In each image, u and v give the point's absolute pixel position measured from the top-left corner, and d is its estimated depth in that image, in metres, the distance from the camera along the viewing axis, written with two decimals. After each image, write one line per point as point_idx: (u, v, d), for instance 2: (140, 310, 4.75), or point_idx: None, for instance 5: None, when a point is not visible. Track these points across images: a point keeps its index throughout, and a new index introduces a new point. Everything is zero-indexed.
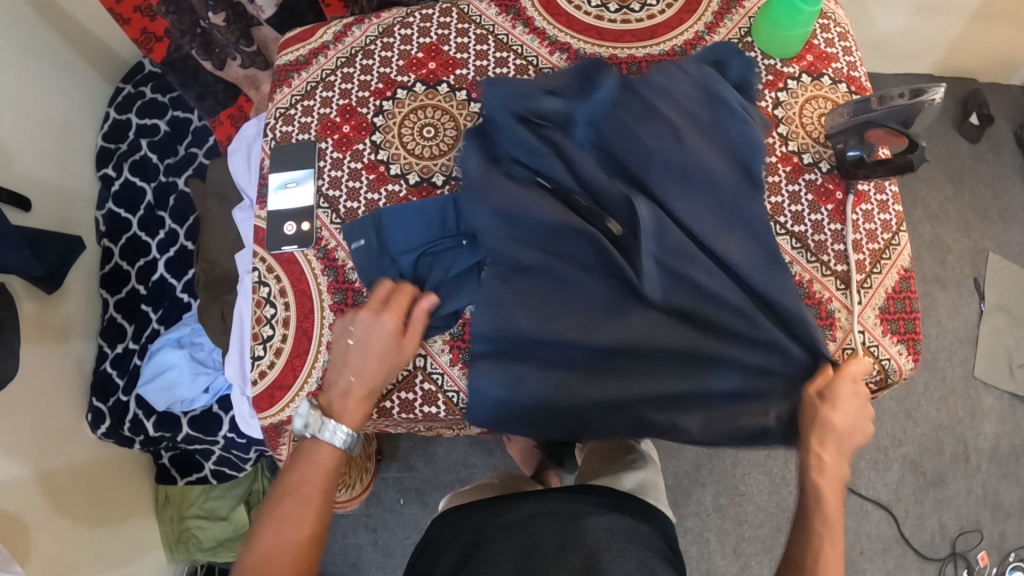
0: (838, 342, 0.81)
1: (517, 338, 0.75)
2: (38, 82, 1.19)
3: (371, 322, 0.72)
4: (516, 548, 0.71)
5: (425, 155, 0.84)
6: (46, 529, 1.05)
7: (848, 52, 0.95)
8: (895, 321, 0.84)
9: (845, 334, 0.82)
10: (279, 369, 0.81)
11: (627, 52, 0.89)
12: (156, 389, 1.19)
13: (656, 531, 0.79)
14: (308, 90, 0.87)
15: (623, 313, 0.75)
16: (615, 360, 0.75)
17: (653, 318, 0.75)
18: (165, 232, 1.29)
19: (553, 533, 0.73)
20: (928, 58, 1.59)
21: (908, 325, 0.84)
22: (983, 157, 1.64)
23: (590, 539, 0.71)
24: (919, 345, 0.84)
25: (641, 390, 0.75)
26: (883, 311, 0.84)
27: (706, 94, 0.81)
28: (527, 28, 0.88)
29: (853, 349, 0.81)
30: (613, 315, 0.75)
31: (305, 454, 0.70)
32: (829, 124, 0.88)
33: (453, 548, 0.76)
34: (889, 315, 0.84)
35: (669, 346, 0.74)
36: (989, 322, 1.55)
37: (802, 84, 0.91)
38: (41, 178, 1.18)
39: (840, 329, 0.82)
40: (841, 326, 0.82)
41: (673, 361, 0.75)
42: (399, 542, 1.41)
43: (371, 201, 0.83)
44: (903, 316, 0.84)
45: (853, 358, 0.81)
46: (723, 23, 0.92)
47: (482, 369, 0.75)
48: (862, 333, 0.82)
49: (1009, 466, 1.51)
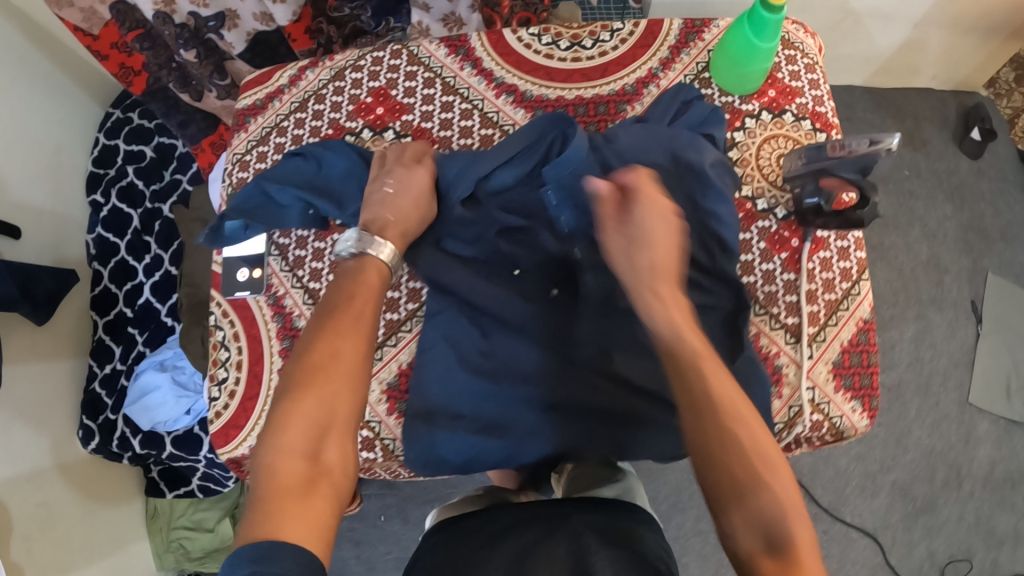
0: (784, 399, 0.81)
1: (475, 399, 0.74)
2: (28, 111, 1.23)
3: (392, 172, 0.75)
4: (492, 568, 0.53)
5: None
6: (40, 543, 1.09)
7: (815, 86, 0.93)
8: (849, 376, 0.81)
9: (792, 390, 0.81)
10: (234, 410, 0.84)
11: (575, 92, 0.88)
12: (138, 409, 1.24)
13: (652, 532, 0.60)
14: (263, 135, 0.89)
15: (568, 374, 0.73)
16: (561, 415, 0.73)
17: (596, 383, 0.73)
18: (151, 255, 1.34)
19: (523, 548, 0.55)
20: (926, 72, 1.54)
21: (865, 380, 0.82)
22: (984, 173, 1.58)
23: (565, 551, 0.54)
24: (875, 402, 0.82)
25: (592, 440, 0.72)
26: (837, 365, 0.82)
27: (675, 162, 0.78)
28: (475, 70, 0.88)
29: (799, 407, 0.80)
30: (555, 372, 0.73)
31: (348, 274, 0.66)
32: (787, 166, 0.86)
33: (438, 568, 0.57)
34: (843, 370, 0.82)
35: (604, 402, 0.72)
36: (986, 345, 1.51)
37: (761, 123, 0.89)
38: (33, 205, 1.22)
39: (788, 385, 0.81)
40: (788, 381, 0.81)
41: (618, 417, 0.73)
42: (381, 557, 1.44)
43: (319, 250, 0.85)
44: (860, 371, 0.82)
45: (799, 416, 0.80)
46: (680, 58, 0.91)
47: (422, 421, 0.74)
48: (811, 389, 0.81)
49: (1003, 493, 1.47)
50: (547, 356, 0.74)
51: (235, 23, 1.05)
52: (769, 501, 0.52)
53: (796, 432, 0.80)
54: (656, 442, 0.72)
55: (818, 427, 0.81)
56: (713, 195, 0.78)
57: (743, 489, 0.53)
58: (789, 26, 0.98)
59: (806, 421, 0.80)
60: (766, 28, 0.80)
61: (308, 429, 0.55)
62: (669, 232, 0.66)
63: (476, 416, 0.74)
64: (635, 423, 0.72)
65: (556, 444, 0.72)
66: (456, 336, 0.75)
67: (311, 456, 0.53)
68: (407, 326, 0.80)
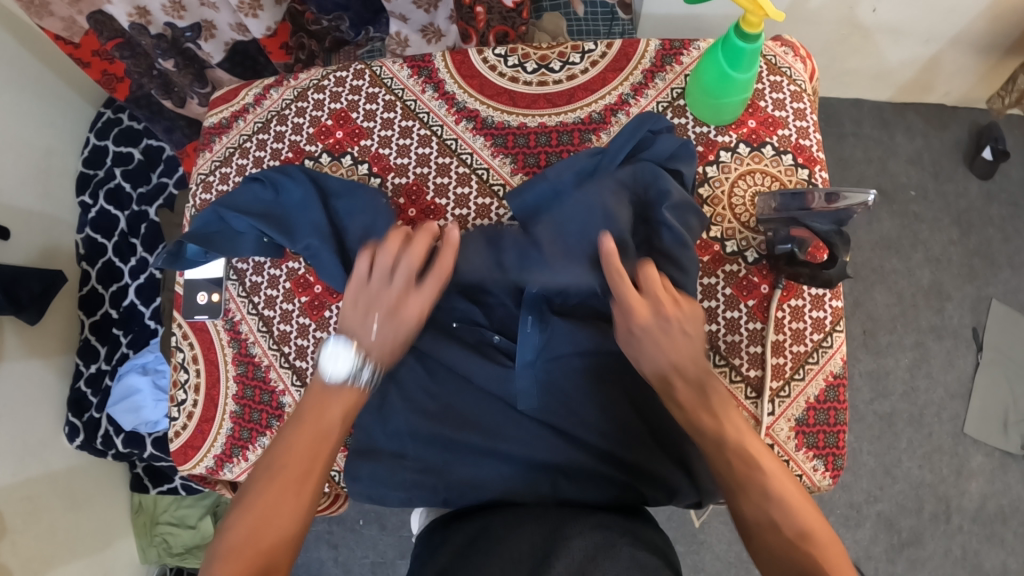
0: None
1: (421, 432, 0.76)
2: (19, 114, 1.24)
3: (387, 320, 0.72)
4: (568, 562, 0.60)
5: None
6: (31, 535, 1.12)
7: (799, 117, 0.85)
8: (814, 434, 0.78)
9: None
10: (191, 431, 0.85)
11: (538, 120, 0.85)
12: (122, 409, 1.25)
13: (654, 531, 0.70)
14: (226, 156, 0.89)
15: (511, 415, 0.75)
16: (505, 457, 0.74)
17: (541, 426, 0.74)
18: (137, 259, 1.38)
19: (584, 544, 0.62)
20: (939, 89, 1.48)
21: (830, 439, 0.79)
22: (995, 197, 1.51)
23: (583, 541, 0.63)
24: (839, 461, 0.79)
25: (536, 484, 0.73)
26: (800, 423, 0.79)
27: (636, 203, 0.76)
28: (437, 93, 0.86)
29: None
30: (498, 423, 0.75)
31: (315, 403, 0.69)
32: (760, 208, 0.81)
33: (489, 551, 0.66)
34: (806, 428, 0.79)
35: (545, 446, 0.74)
36: (984, 375, 1.46)
37: (737, 156, 0.84)
38: (23, 208, 1.24)
39: None
40: None
41: (563, 459, 0.73)
42: (357, 561, 1.46)
43: (273, 275, 0.85)
44: (824, 429, 0.79)
45: None
46: (654, 83, 0.86)
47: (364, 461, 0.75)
48: (771, 447, 0.78)
49: (993, 528, 1.42)
50: (486, 398, 0.77)
51: (212, 33, 1.07)
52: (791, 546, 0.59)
53: None
54: (592, 491, 0.73)
55: None
56: (670, 236, 0.75)
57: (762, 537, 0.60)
58: (776, 47, 0.89)
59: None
60: (741, 58, 0.74)
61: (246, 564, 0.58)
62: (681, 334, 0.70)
63: (418, 455, 0.75)
64: (572, 468, 0.73)
65: (494, 486, 0.74)
66: (400, 374, 0.78)
67: None
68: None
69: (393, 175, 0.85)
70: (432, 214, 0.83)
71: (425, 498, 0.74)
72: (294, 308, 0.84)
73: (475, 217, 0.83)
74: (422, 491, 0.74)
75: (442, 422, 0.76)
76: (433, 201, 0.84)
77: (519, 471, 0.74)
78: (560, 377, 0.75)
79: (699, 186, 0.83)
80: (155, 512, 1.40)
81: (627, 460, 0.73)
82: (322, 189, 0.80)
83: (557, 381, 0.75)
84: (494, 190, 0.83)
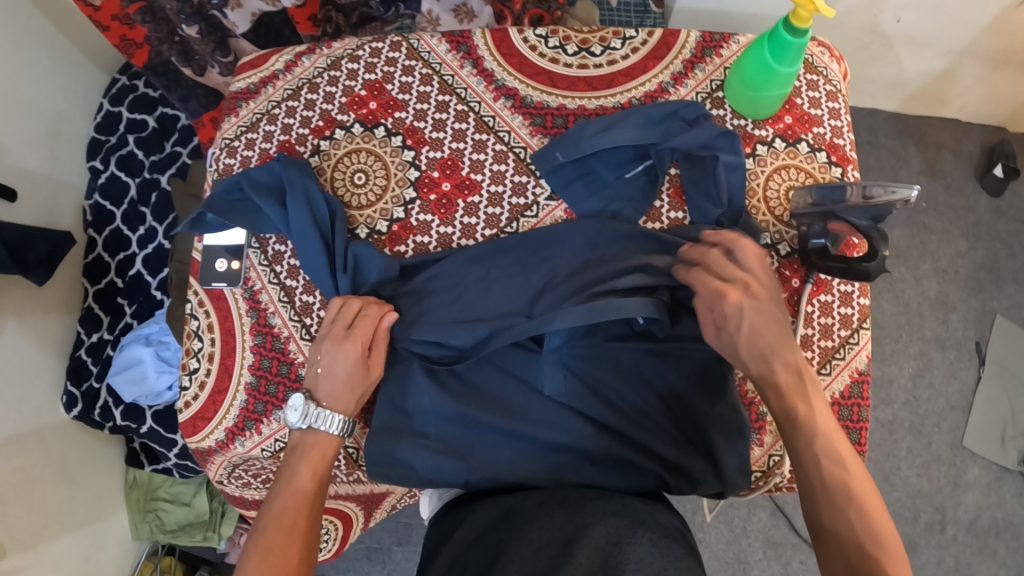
0: (764, 448, 0.79)
1: (446, 410, 0.76)
2: (31, 74, 1.22)
3: (337, 353, 0.74)
4: (589, 551, 0.58)
5: (354, 203, 0.86)
6: (24, 506, 1.10)
7: (834, 116, 0.86)
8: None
9: (774, 438, 0.79)
10: (203, 402, 0.82)
11: (578, 102, 0.87)
12: (125, 381, 1.23)
13: (668, 514, 0.69)
14: (253, 122, 0.90)
15: (533, 398, 0.76)
16: (528, 438, 0.75)
17: (564, 410, 0.75)
18: (145, 227, 1.35)
19: (605, 530, 0.61)
20: (955, 102, 1.49)
21: (853, 435, 0.80)
22: (1003, 214, 1.53)
23: (601, 528, 0.61)
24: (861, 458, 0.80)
25: (561, 470, 0.73)
26: None
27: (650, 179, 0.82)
28: (475, 69, 0.89)
29: (780, 458, 0.78)
30: (523, 405, 0.76)
31: (286, 476, 0.69)
32: (794, 203, 0.81)
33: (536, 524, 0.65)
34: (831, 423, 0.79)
35: (569, 430, 0.74)
36: (985, 389, 1.47)
37: (773, 151, 0.84)
38: (29, 168, 1.21)
39: (769, 433, 0.79)
40: (770, 430, 0.79)
41: (586, 445, 0.73)
42: (353, 545, 1.47)
43: None
44: (850, 425, 0.79)
45: (776, 467, 0.78)
46: (694, 74, 0.87)
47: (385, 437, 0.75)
48: None
49: (987, 540, 1.43)
50: (505, 380, 0.77)
51: (240, 4, 1.03)
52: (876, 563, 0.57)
53: (773, 482, 0.79)
54: (615, 479, 0.72)
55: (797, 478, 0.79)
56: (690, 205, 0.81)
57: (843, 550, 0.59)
58: (813, 47, 0.89)
59: (785, 473, 0.78)
60: (786, 52, 0.74)
61: None
62: (772, 326, 0.69)
63: (441, 433, 0.76)
64: (597, 453, 0.73)
65: (514, 468, 0.74)
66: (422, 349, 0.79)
67: None
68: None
69: (427, 149, 0.86)
70: (467, 189, 0.85)
71: (446, 477, 0.75)
72: None
73: (511, 195, 0.84)
74: (446, 469, 0.75)
75: (468, 400, 0.76)
76: (467, 175, 0.85)
77: (542, 453, 0.74)
78: (586, 363, 0.76)
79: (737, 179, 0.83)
80: (151, 486, 1.39)
81: (651, 449, 0.73)
82: (328, 234, 0.81)
83: (584, 364, 0.76)
84: (529, 167, 0.84)
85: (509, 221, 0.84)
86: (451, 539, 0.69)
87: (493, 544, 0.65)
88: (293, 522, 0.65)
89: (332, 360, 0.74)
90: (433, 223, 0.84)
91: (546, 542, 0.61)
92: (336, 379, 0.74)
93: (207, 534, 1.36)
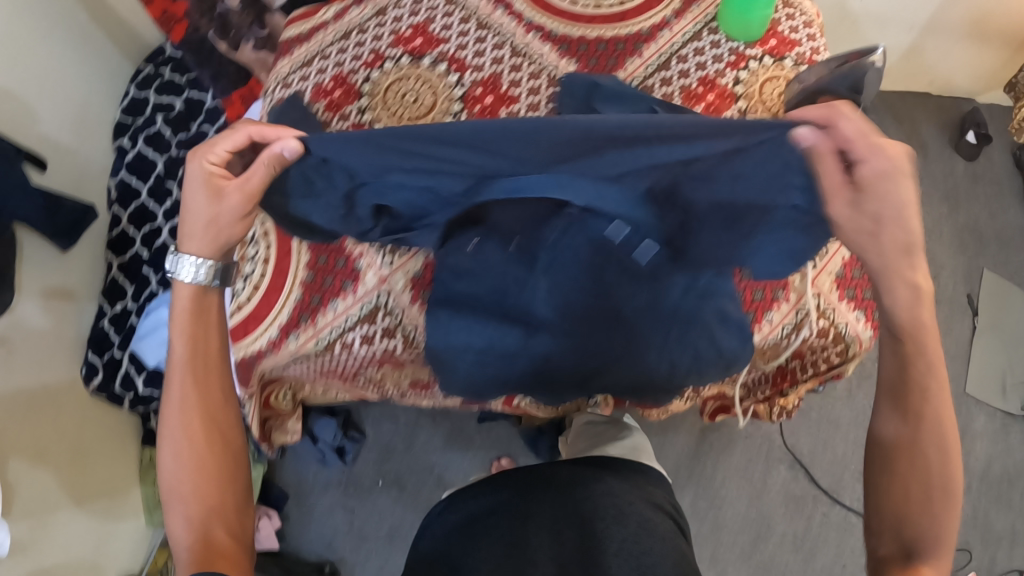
0: (791, 303, 0.90)
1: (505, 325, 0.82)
2: (65, 55, 1.29)
3: (193, 189, 0.68)
4: (574, 533, 0.71)
5: (408, 116, 0.93)
6: (28, 472, 1.08)
7: (812, 38, 0.97)
8: (851, 286, 0.91)
9: (798, 295, 0.91)
10: (256, 302, 0.89)
11: (597, 32, 0.97)
12: (148, 345, 1.26)
13: (661, 493, 0.84)
14: (306, 61, 0.97)
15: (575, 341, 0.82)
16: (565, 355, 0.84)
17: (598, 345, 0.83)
18: (172, 200, 1.39)
19: (594, 506, 0.74)
20: (925, 78, 1.63)
21: (866, 292, 0.91)
22: (980, 177, 1.64)
23: (593, 504, 0.75)
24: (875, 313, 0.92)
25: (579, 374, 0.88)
26: (839, 276, 0.91)
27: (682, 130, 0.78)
28: (507, 11, 0.98)
29: (806, 312, 0.90)
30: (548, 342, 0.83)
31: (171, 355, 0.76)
32: (786, 98, 0.91)
33: (532, 501, 0.78)
34: (845, 281, 0.91)
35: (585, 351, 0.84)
36: (981, 340, 1.54)
37: (761, 66, 0.95)
38: (55, 142, 1.26)
39: (794, 290, 0.91)
40: (794, 287, 0.91)
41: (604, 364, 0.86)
42: (375, 524, 1.43)
43: None
44: (859, 283, 0.92)
45: (805, 318, 0.90)
46: (690, 9, 0.98)
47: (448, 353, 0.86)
48: (816, 296, 0.90)
49: (1000, 488, 1.47)
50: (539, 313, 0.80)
51: None
52: (926, 531, 0.68)
53: (803, 333, 0.90)
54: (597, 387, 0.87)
55: (824, 331, 0.90)
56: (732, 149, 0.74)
57: (901, 528, 0.69)
58: None
59: (813, 325, 0.89)
60: None
61: (203, 513, 0.73)
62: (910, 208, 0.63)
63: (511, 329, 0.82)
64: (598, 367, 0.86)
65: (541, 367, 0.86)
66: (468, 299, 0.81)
67: (205, 539, 0.72)
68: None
69: (470, 72, 0.94)
70: (508, 101, 0.93)
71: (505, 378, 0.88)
72: None
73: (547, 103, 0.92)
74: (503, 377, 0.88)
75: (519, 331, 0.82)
76: (508, 91, 0.93)
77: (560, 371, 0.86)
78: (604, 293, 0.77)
79: (694, 55, 0.96)
80: None
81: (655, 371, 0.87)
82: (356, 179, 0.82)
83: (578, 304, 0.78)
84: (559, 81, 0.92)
85: None
86: (468, 506, 0.82)
87: (498, 515, 0.78)
88: (197, 408, 0.76)
89: (194, 196, 0.69)
90: None
91: (546, 510, 0.76)
92: (196, 224, 0.70)
93: None
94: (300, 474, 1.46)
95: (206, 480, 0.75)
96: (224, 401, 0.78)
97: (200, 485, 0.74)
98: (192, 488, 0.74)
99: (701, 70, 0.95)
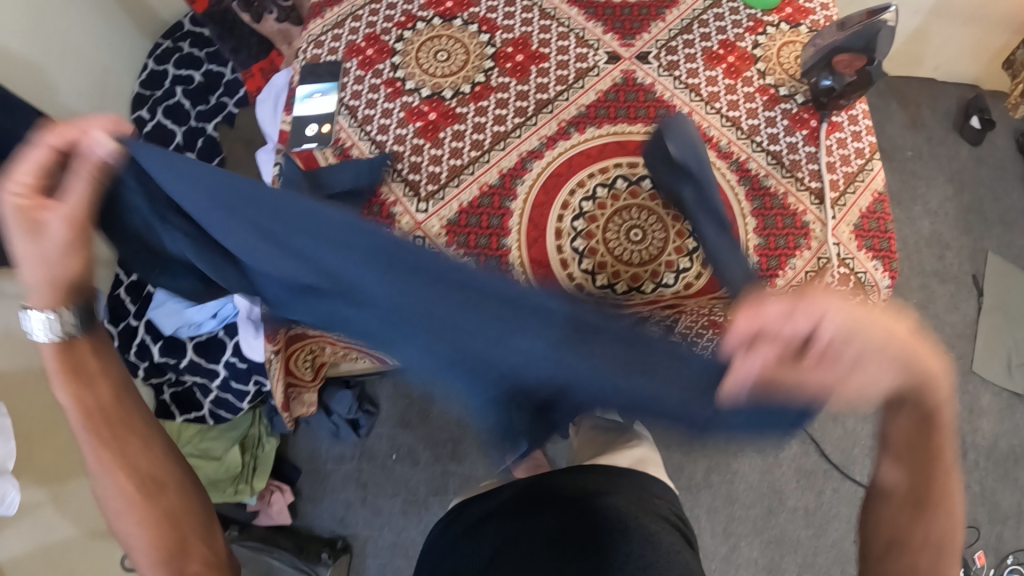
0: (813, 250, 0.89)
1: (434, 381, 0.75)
2: (87, 26, 1.30)
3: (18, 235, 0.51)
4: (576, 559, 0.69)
5: (440, 72, 0.97)
6: None
7: (827, 7, 1.00)
8: (870, 237, 0.91)
9: (819, 244, 0.90)
10: None
11: None
12: (166, 312, 1.27)
13: (665, 503, 0.82)
14: (339, 21, 1.01)
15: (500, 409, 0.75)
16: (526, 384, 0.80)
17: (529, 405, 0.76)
18: None
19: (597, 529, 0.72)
20: (929, 63, 1.67)
21: (885, 243, 0.91)
22: (983, 161, 1.68)
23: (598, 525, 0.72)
24: (894, 263, 0.91)
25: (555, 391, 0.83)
26: (858, 228, 0.91)
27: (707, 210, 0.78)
28: None
29: (828, 259, 0.89)
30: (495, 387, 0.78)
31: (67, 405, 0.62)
32: (803, 61, 0.95)
33: (536, 521, 0.76)
34: (863, 232, 0.91)
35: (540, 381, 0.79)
36: (986, 319, 1.56)
37: (778, 31, 0.98)
38: (75, 111, 1.27)
39: (815, 239, 0.90)
40: (816, 236, 0.90)
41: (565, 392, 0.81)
42: (388, 499, 1.43)
43: (406, 103, 0.95)
44: (878, 235, 0.91)
45: (827, 265, 0.89)
46: None
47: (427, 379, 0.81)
48: (837, 245, 0.90)
49: (1007, 466, 1.48)
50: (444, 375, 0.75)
51: None
52: None
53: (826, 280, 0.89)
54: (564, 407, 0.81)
55: (845, 278, 0.89)
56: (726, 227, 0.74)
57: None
58: None
59: (835, 271, 0.88)
60: None
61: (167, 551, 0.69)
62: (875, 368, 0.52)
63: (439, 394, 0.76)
64: None
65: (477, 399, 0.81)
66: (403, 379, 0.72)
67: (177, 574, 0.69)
68: (498, 148, 0.93)
69: (500, 32, 0.98)
70: (538, 59, 0.97)
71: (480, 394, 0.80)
72: (408, 132, 0.94)
73: (575, 61, 0.97)
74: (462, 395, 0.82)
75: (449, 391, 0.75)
76: (538, 50, 0.97)
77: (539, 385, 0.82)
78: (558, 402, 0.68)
79: (713, 20, 0.99)
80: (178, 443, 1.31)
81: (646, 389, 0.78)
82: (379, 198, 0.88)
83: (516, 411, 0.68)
84: (589, 43, 0.97)
85: (576, 79, 0.96)
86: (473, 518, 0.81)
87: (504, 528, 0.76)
88: (118, 449, 0.66)
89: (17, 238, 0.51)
90: (510, 83, 0.96)
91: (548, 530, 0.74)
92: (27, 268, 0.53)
93: (238, 488, 1.31)
94: (314, 448, 1.47)
95: (154, 520, 0.69)
96: (144, 428, 0.69)
97: (152, 529, 0.69)
98: (142, 534, 0.68)
99: (721, 34, 0.98)
